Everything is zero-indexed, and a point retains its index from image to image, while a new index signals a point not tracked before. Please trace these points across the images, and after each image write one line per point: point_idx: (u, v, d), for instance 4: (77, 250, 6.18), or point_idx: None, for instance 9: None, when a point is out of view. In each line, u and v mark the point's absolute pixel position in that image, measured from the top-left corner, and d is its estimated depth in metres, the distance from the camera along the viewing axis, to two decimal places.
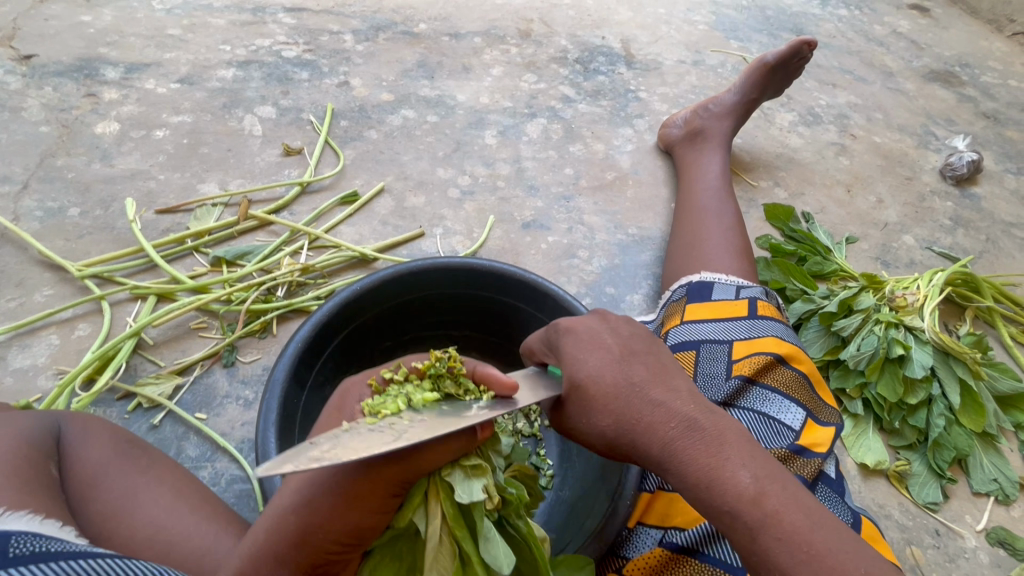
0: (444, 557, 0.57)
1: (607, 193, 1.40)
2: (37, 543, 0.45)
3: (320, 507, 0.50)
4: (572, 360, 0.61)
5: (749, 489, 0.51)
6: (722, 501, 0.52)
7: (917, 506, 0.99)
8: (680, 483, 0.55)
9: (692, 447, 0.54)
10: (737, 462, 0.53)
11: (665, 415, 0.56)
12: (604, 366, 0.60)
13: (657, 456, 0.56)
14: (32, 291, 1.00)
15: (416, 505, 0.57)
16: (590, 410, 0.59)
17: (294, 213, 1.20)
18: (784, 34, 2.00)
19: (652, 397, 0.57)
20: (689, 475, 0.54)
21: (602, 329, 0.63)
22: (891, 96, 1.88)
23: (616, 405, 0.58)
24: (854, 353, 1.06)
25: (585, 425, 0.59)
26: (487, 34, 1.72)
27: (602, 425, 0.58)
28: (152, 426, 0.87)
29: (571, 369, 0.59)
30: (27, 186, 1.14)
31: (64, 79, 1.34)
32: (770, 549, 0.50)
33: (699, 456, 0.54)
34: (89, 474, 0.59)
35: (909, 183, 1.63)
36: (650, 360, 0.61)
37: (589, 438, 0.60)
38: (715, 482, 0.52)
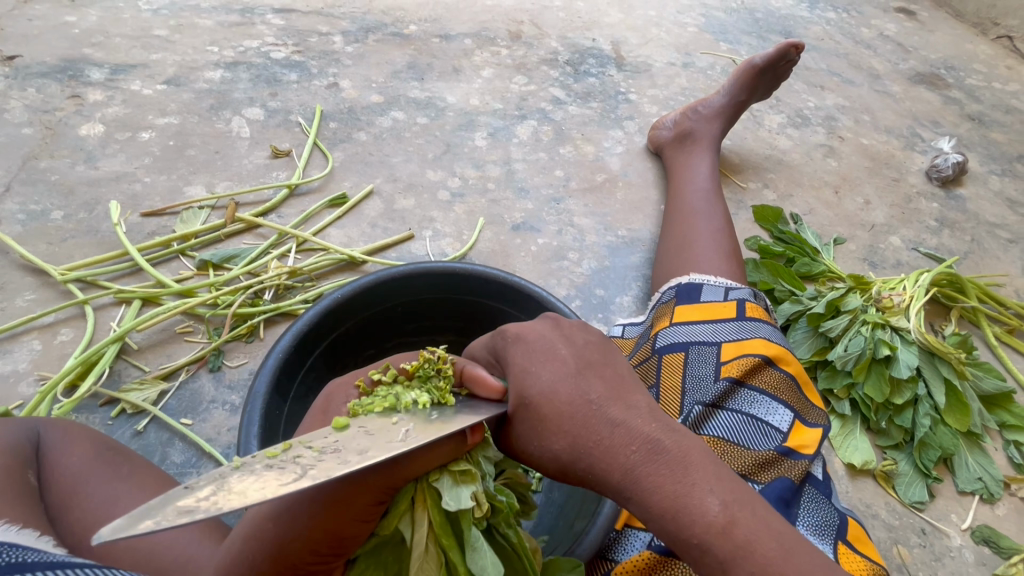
0: (430, 565, 0.57)
1: (597, 195, 1.40)
2: (14, 553, 0.45)
3: (297, 517, 0.49)
4: (526, 377, 0.59)
5: (717, 517, 0.50)
6: (689, 529, 0.51)
7: (904, 505, 1.00)
8: (644, 510, 0.53)
9: (655, 474, 0.53)
10: (704, 488, 0.52)
11: (626, 438, 0.55)
12: (559, 382, 0.58)
13: (618, 482, 0.54)
14: (14, 295, 0.98)
15: (403, 513, 0.56)
16: (545, 432, 0.56)
17: (282, 216, 1.19)
18: (773, 37, 2.02)
19: (612, 418, 0.56)
20: (654, 503, 0.52)
21: (555, 341, 0.61)
22: (878, 98, 1.90)
23: (572, 426, 0.56)
24: (841, 353, 1.07)
25: (540, 448, 0.57)
26: (477, 36, 1.72)
27: (558, 448, 0.56)
28: (136, 432, 0.85)
29: (522, 385, 0.58)
30: (9, 189, 1.12)
31: (47, 81, 1.33)
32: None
33: (664, 483, 0.53)
34: (69, 482, 0.58)
35: (896, 185, 1.64)
36: (608, 376, 0.59)
37: (543, 461, 0.58)
38: (680, 510, 0.51)
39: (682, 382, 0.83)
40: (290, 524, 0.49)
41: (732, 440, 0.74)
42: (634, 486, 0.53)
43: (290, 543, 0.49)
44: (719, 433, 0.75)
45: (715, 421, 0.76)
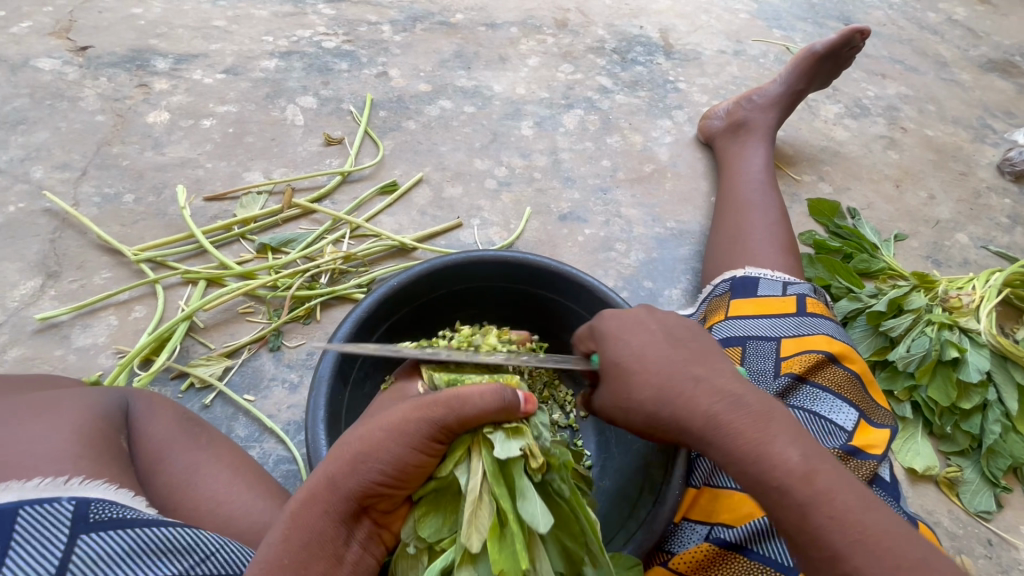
0: (484, 513, 0.58)
1: (645, 186, 1.38)
2: (116, 509, 0.49)
3: (376, 438, 0.53)
4: (619, 340, 0.64)
5: (799, 465, 0.51)
6: (769, 473, 0.52)
7: (968, 514, 0.96)
8: (724, 456, 0.55)
9: (739, 422, 0.55)
10: (783, 440, 0.53)
11: (709, 390, 0.57)
12: (648, 346, 0.62)
13: (700, 429, 0.56)
14: (92, 273, 1.04)
15: (458, 458, 0.59)
16: (631, 384, 0.61)
17: (336, 202, 1.22)
18: (831, 23, 1.93)
19: (695, 375, 0.59)
20: (735, 448, 0.54)
21: (646, 319, 0.66)
22: (945, 87, 1.79)
23: (657, 379, 0.60)
24: (903, 354, 1.02)
25: (627, 401, 0.61)
26: (524, 24, 1.70)
27: (644, 399, 0.60)
28: (204, 405, 0.90)
29: (613, 349, 0.63)
30: (85, 173, 1.19)
31: (117, 70, 1.39)
32: (821, 525, 0.49)
33: (748, 430, 0.54)
34: (155, 448, 0.61)
35: (963, 179, 1.56)
36: (693, 346, 0.63)
37: (630, 414, 0.61)
38: (761, 457, 0.52)
39: None
40: (368, 445, 0.53)
41: None
42: (716, 431, 0.55)
43: (366, 463, 0.52)
44: None
45: None
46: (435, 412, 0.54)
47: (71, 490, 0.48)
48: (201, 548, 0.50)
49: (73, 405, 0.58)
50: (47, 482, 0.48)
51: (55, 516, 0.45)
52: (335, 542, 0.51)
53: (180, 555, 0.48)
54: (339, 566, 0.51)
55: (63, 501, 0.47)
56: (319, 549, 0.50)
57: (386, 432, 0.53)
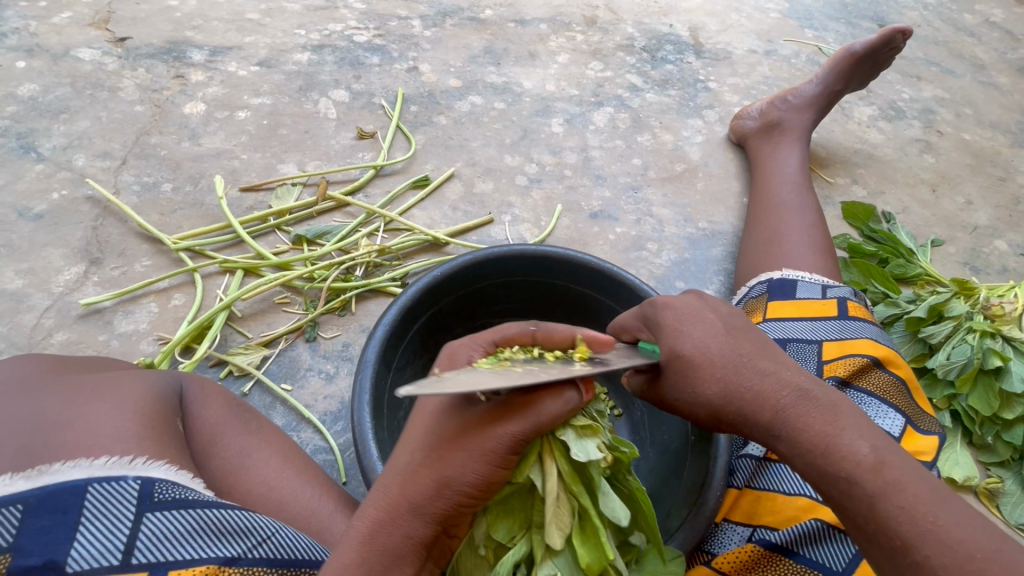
0: (563, 514, 0.58)
1: (677, 185, 1.36)
2: (179, 488, 0.52)
3: (468, 457, 0.50)
4: (682, 330, 0.58)
5: (868, 456, 0.50)
6: (837, 465, 0.50)
7: (1009, 527, 0.94)
8: (792, 447, 0.53)
9: (807, 414, 0.53)
10: (850, 434, 0.51)
11: (776, 384, 0.55)
12: (710, 339, 0.57)
13: (768, 422, 0.54)
14: (133, 261, 1.06)
15: (537, 460, 0.58)
16: (693, 379, 0.56)
17: (369, 195, 1.23)
18: (864, 23, 1.89)
19: (761, 367, 0.56)
20: (804, 439, 0.52)
21: (703, 308, 0.61)
22: (982, 90, 1.75)
23: (724, 371, 0.56)
24: (943, 362, 1.01)
25: (691, 394, 0.57)
26: (553, 21, 1.70)
27: (709, 393, 0.56)
28: (243, 394, 0.91)
29: (674, 340, 0.58)
30: (125, 162, 1.21)
31: (155, 61, 1.41)
32: (893, 516, 0.48)
33: (815, 422, 0.52)
34: (210, 431, 0.63)
35: (1002, 185, 1.52)
36: (754, 338, 0.59)
37: (691, 408, 0.58)
38: (829, 451, 0.51)
39: None
40: (458, 464, 0.50)
41: None
42: (784, 424, 0.53)
43: (451, 487, 0.50)
44: None
45: None
46: (515, 426, 0.51)
47: (135, 469, 0.51)
48: (258, 531, 0.53)
49: (135, 387, 0.60)
50: (112, 461, 0.51)
51: (122, 494, 0.49)
52: (415, 562, 0.51)
53: (239, 537, 0.52)
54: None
55: (128, 480, 0.50)
56: (398, 548, 0.50)
57: (468, 453, 0.50)
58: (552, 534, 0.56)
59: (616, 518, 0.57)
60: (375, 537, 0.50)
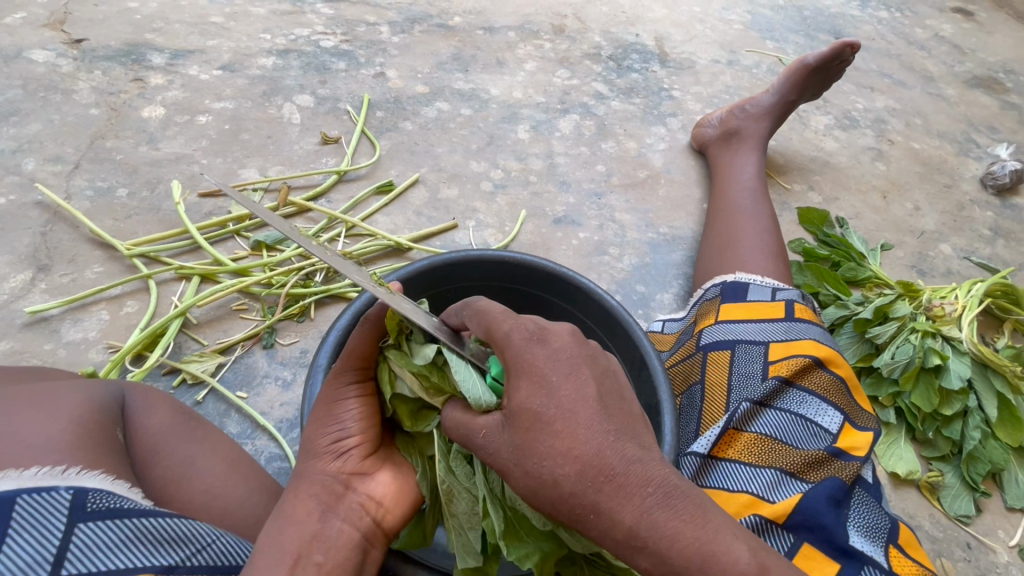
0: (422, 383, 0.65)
1: (639, 191, 1.39)
2: (113, 498, 0.52)
3: (321, 415, 0.63)
4: (538, 388, 0.49)
5: (750, 566, 0.45)
6: None
7: (949, 518, 0.98)
8: (656, 564, 0.45)
9: (674, 520, 0.45)
10: (726, 555, 0.45)
11: (642, 476, 0.46)
12: (574, 404, 0.48)
13: (628, 529, 0.45)
14: (84, 267, 1.03)
15: (389, 380, 0.67)
16: (540, 446, 0.47)
17: (332, 201, 1.23)
18: (822, 36, 1.96)
19: (626, 453, 0.46)
20: (677, 552, 0.44)
21: (580, 359, 0.51)
22: (931, 101, 1.83)
23: (581, 450, 0.46)
24: (888, 361, 1.05)
25: (536, 465, 0.47)
26: (521, 29, 1.72)
27: (559, 472, 0.46)
28: (196, 402, 0.90)
29: (529, 394, 0.49)
30: (79, 166, 1.18)
31: (112, 63, 1.38)
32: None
33: (687, 528, 0.45)
34: (151, 440, 0.63)
35: (948, 191, 1.60)
36: (626, 409, 0.50)
37: (529, 483, 0.47)
38: (708, 560, 0.44)
39: (728, 379, 0.83)
40: (316, 427, 0.63)
41: (780, 438, 0.74)
42: (651, 533, 0.45)
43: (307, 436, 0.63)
44: (766, 431, 0.75)
45: (763, 419, 0.76)
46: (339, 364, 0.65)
47: (68, 480, 0.50)
48: (197, 539, 0.54)
49: (71, 396, 0.59)
50: (43, 473, 0.50)
51: (53, 505, 0.48)
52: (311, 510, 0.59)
53: (178, 545, 0.52)
54: (317, 540, 0.56)
55: (60, 491, 0.49)
56: (293, 506, 0.58)
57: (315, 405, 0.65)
58: (432, 396, 0.65)
59: (428, 358, 0.62)
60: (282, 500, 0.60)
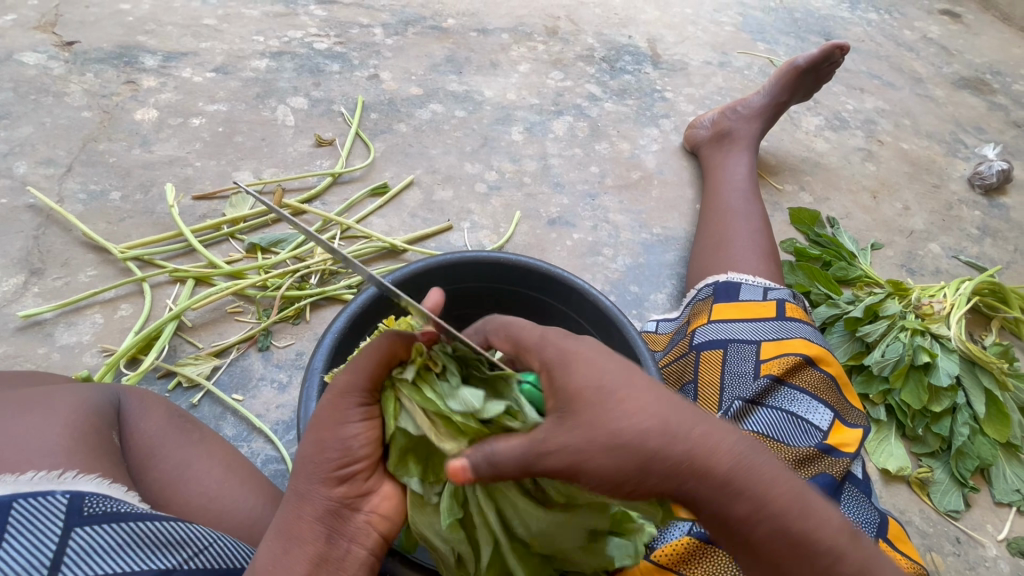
0: (437, 429, 0.59)
1: (632, 192, 1.41)
2: (110, 502, 0.52)
3: (321, 438, 0.59)
4: (592, 365, 0.51)
5: (832, 511, 0.51)
6: (812, 521, 0.49)
7: (939, 513, 0.99)
8: (755, 507, 0.48)
9: (761, 466, 0.49)
10: (815, 505, 0.50)
11: (718, 428, 0.50)
12: (628, 374, 0.50)
13: (727, 474, 0.48)
14: (77, 271, 1.03)
15: (394, 412, 0.62)
16: (617, 412, 0.48)
17: (326, 203, 1.23)
18: (812, 38, 1.99)
19: (695, 411, 0.50)
20: (772, 494, 0.48)
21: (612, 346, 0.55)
22: (920, 102, 1.86)
23: (656, 407, 0.48)
24: (878, 359, 1.07)
25: (622, 429, 0.47)
26: (515, 31, 1.72)
27: (643, 429, 0.47)
28: (191, 405, 0.90)
29: (587, 368, 0.50)
30: (71, 169, 1.17)
31: (104, 66, 1.37)
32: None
33: (771, 473, 0.50)
34: (147, 443, 0.63)
35: (936, 191, 1.62)
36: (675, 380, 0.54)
37: (616, 455, 0.47)
38: (801, 503, 0.49)
39: (720, 378, 0.84)
40: (314, 451, 0.59)
41: (772, 435, 0.75)
42: (745, 478, 0.48)
43: (308, 460, 0.59)
44: (758, 429, 0.75)
45: (755, 417, 0.77)
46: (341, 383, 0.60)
47: (65, 484, 0.50)
48: (195, 541, 0.54)
49: (67, 400, 0.59)
50: (39, 477, 0.50)
51: (50, 509, 0.48)
52: (316, 536, 0.57)
53: (175, 548, 0.52)
54: (323, 561, 0.56)
55: (57, 495, 0.49)
56: (297, 530, 0.57)
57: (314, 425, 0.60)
58: (443, 443, 0.58)
59: (471, 404, 0.57)
60: (284, 524, 0.57)
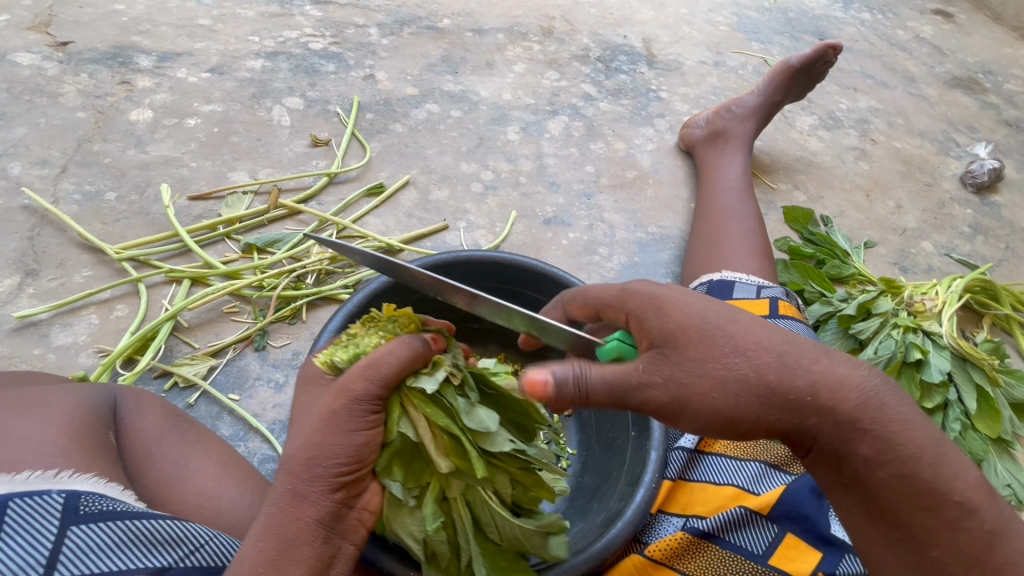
0: (441, 441, 0.64)
1: (628, 191, 1.41)
2: (106, 500, 0.52)
3: (333, 441, 0.56)
4: (711, 312, 0.57)
5: (965, 469, 0.53)
6: (942, 473, 0.52)
7: None
8: (879, 447, 0.53)
9: (890, 410, 0.54)
10: (954, 461, 0.53)
11: (837, 373, 0.55)
12: (749, 325, 0.56)
13: (850, 413, 0.54)
14: (72, 272, 1.03)
15: (397, 417, 0.63)
16: (737, 355, 0.54)
17: (322, 203, 1.23)
18: (806, 37, 2.00)
19: (814, 354, 0.56)
20: (896, 435, 0.53)
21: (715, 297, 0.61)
22: (913, 102, 1.87)
23: (778, 352, 0.55)
24: (871, 356, 1.08)
25: (736, 367, 0.54)
26: (510, 31, 1.73)
27: (754, 367, 0.54)
28: (188, 405, 0.90)
29: (699, 311, 0.56)
30: (65, 170, 1.17)
31: (99, 66, 1.37)
32: (1008, 554, 0.51)
33: (895, 418, 0.54)
34: (144, 443, 0.63)
35: (929, 190, 1.63)
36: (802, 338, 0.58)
37: (738, 393, 0.54)
38: (936, 456, 0.53)
39: None
40: (321, 456, 0.56)
41: None
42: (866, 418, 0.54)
43: (318, 463, 0.56)
44: None
45: None
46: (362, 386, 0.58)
47: (60, 483, 0.51)
48: (192, 539, 0.54)
49: (63, 400, 0.60)
50: (35, 476, 0.50)
51: (45, 508, 0.48)
52: (315, 538, 0.55)
53: (171, 545, 0.52)
54: (318, 562, 0.55)
55: (53, 494, 0.50)
56: (294, 531, 0.54)
57: (323, 426, 0.57)
58: (440, 458, 0.64)
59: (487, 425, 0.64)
60: (283, 522, 0.54)
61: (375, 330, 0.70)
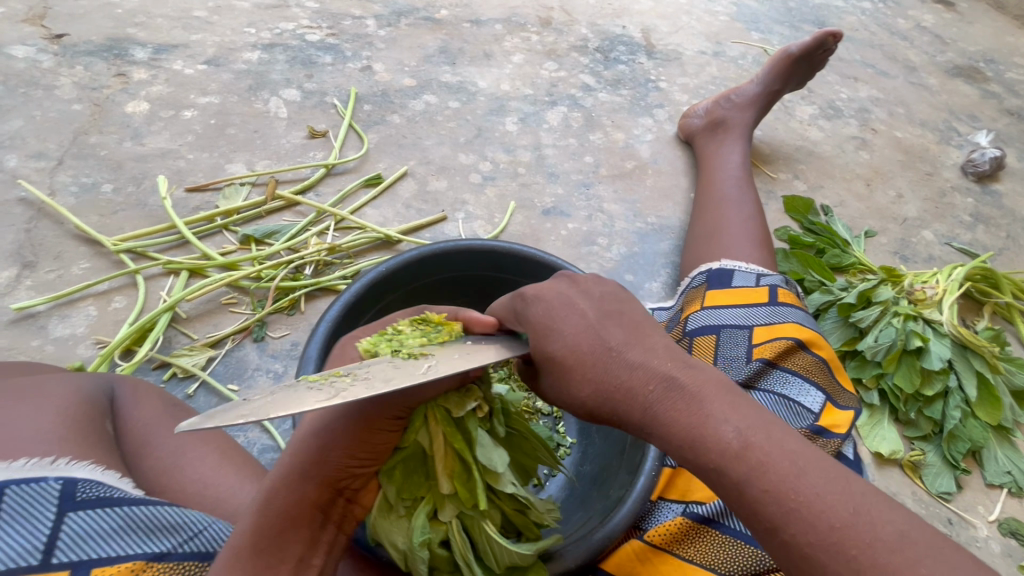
0: (447, 465, 0.63)
1: (627, 182, 1.41)
2: (103, 487, 0.52)
3: (354, 435, 0.55)
4: (546, 334, 0.59)
5: (733, 443, 0.50)
6: (706, 456, 0.51)
7: (931, 495, 1.01)
8: (665, 444, 0.54)
9: (672, 405, 0.53)
10: (722, 422, 0.51)
11: (643, 378, 0.55)
12: (579, 335, 0.58)
13: (640, 419, 0.55)
14: (70, 264, 1.03)
15: (418, 426, 0.62)
16: (570, 380, 0.57)
17: (320, 194, 1.22)
18: (806, 27, 1.98)
19: (629, 359, 0.56)
20: (677, 434, 0.53)
21: (572, 297, 0.61)
22: (914, 91, 1.86)
23: (594, 372, 0.56)
24: (872, 344, 1.07)
25: (568, 396, 0.59)
26: (508, 22, 1.72)
27: (584, 395, 0.57)
28: (187, 395, 0.90)
29: (545, 342, 0.59)
30: (62, 163, 1.17)
31: (94, 59, 1.36)
32: (758, 501, 0.48)
33: (682, 415, 0.53)
34: (142, 432, 0.64)
35: (930, 179, 1.62)
36: (624, 319, 0.60)
37: (572, 407, 0.59)
38: (701, 442, 0.51)
39: (714, 363, 0.85)
40: (325, 446, 0.55)
41: None
42: (655, 422, 0.54)
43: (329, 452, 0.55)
44: None
45: None
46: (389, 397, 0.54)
47: (57, 470, 0.51)
48: (189, 526, 0.53)
49: (59, 389, 0.59)
50: (31, 464, 0.50)
51: (42, 495, 0.49)
52: (310, 529, 0.54)
53: (170, 532, 0.52)
54: (316, 546, 0.55)
55: (49, 480, 0.50)
56: (297, 512, 0.54)
57: (344, 421, 0.55)
58: (444, 480, 0.63)
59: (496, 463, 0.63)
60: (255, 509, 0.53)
61: (421, 332, 0.62)
